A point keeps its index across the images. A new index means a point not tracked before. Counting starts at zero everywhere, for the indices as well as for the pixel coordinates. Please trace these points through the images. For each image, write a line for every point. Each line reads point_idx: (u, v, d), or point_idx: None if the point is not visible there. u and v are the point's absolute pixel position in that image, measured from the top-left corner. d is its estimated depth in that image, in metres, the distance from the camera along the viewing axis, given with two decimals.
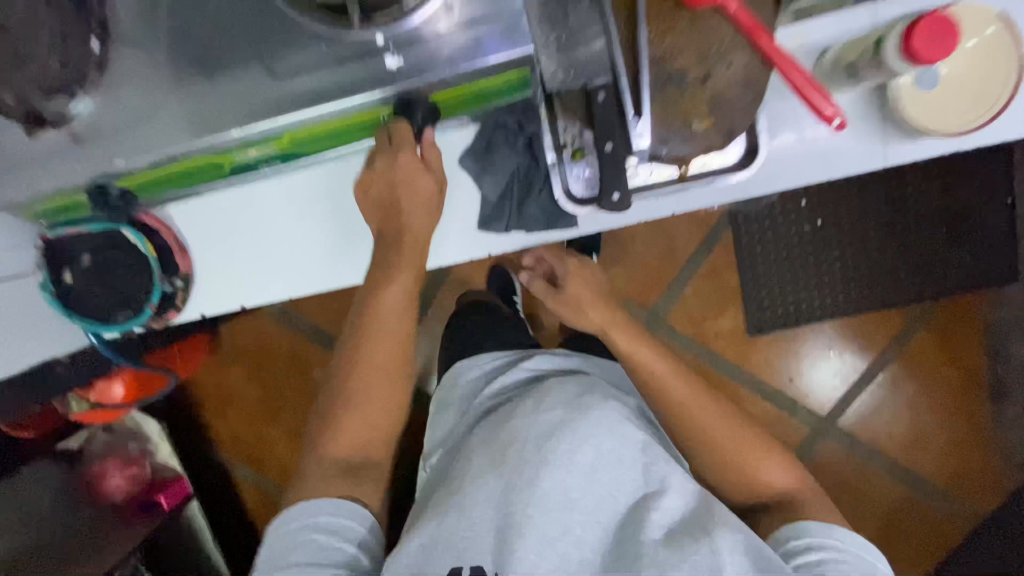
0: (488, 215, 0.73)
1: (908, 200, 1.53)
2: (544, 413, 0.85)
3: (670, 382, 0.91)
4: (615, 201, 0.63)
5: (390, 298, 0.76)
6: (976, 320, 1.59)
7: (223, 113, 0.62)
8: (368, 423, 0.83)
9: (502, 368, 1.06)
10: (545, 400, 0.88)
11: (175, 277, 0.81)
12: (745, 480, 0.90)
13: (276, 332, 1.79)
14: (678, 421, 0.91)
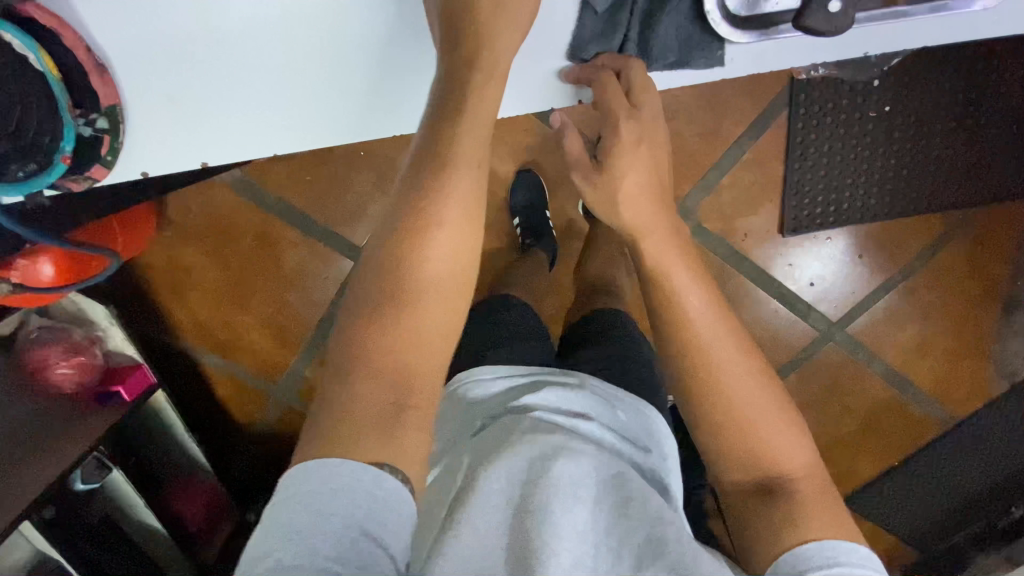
0: (607, 28, 0.74)
1: (988, 91, 1.35)
2: (543, 437, 0.65)
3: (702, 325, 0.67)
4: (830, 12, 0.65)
5: (460, 194, 0.63)
6: (1013, 230, 1.49)
7: None
8: (422, 340, 0.60)
9: (507, 384, 0.79)
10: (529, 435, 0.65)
11: (93, 113, 0.69)
12: (775, 468, 0.65)
13: (241, 205, 1.51)
14: (708, 389, 0.66)
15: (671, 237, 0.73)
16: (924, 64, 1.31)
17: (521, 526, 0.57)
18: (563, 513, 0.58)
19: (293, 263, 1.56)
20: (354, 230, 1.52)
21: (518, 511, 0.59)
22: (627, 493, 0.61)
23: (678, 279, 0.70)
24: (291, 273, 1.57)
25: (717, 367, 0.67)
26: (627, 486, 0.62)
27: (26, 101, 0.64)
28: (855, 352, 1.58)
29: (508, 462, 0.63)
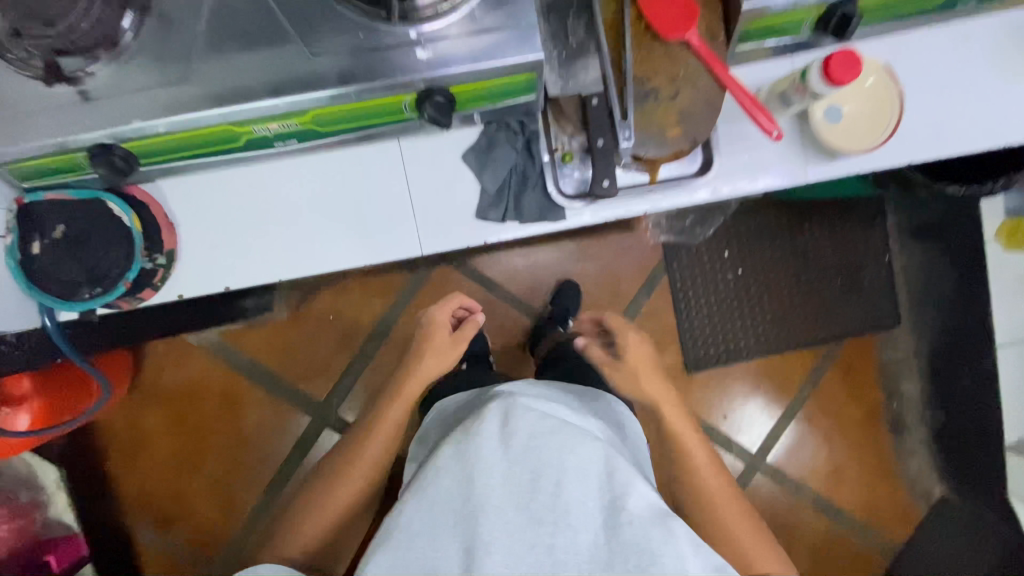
0: (488, 204, 0.81)
1: (810, 254, 1.73)
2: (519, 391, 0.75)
3: (664, 402, 0.89)
4: (604, 187, 0.76)
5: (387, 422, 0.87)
6: (873, 358, 1.74)
7: (249, 85, 0.65)
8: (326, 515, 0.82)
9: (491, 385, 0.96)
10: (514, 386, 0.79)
11: (157, 253, 0.77)
12: (708, 496, 0.79)
13: (213, 367, 1.64)
14: (672, 438, 0.85)
15: (656, 377, 0.92)
16: (755, 239, 1.72)
17: (493, 517, 0.57)
18: (530, 499, 0.57)
19: (254, 422, 1.65)
20: (314, 385, 1.65)
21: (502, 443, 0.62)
22: (588, 466, 0.59)
23: (690, 443, 0.84)
24: (250, 432, 1.65)
25: (718, 513, 0.78)
26: (589, 467, 0.59)
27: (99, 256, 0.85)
28: (779, 482, 1.72)
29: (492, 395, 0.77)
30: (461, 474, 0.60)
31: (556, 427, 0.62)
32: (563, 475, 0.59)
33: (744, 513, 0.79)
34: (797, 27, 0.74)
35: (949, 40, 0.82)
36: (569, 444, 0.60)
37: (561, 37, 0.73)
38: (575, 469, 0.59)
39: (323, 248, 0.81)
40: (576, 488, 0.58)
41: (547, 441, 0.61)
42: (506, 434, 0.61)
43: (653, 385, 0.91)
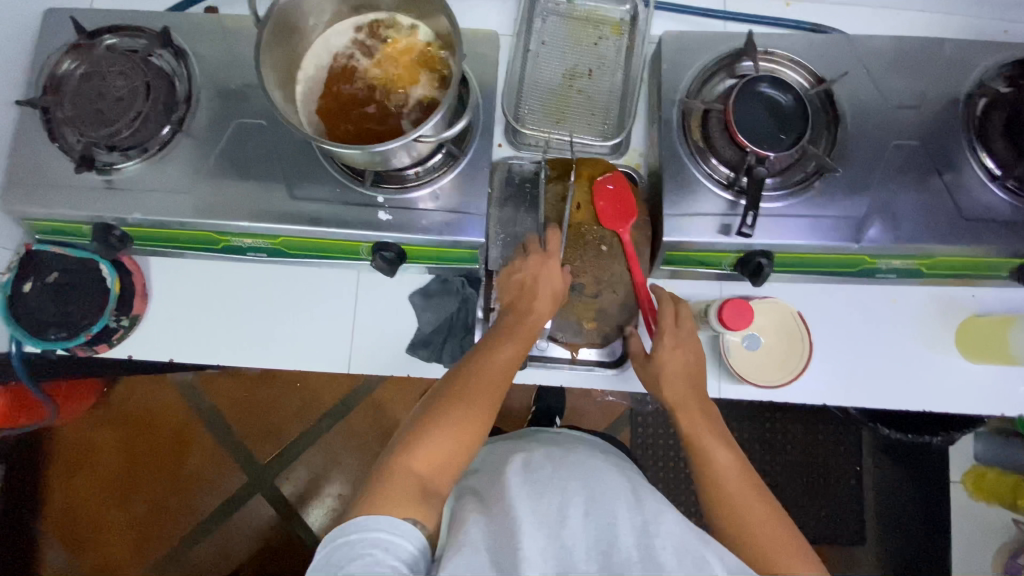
0: (419, 342, 0.89)
1: (778, 447, 1.55)
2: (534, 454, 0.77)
3: (724, 469, 0.66)
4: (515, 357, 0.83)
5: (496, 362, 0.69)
6: None
7: (236, 208, 0.78)
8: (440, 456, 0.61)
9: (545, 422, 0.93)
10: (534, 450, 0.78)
11: (124, 316, 0.87)
12: None
13: (178, 406, 1.70)
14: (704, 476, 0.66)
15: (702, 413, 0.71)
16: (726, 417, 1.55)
17: (526, 532, 0.59)
18: (555, 519, 0.61)
19: (195, 469, 1.67)
20: (261, 446, 1.68)
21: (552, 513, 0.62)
22: (615, 516, 0.62)
23: (709, 444, 0.68)
24: (187, 478, 1.67)
25: (735, 503, 0.64)
26: (620, 510, 0.63)
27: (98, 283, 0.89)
28: None
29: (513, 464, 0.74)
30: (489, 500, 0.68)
31: (580, 477, 0.68)
32: (586, 507, 0.63)
33: (785, 532, 0.62)
34: (719, 262, 0.82)
35: (875, 299, 0.87)
36: (589, 488, 0.66)
37: (510, 221, 0.85)
38: (596, 506, 0.63)
39: (264, 348, 0.89)
40: (596, 518, 0.62)
41: (584, 492, 0.65)
42: (539, 479, 0.69)
43: (682, 389, 0.73)
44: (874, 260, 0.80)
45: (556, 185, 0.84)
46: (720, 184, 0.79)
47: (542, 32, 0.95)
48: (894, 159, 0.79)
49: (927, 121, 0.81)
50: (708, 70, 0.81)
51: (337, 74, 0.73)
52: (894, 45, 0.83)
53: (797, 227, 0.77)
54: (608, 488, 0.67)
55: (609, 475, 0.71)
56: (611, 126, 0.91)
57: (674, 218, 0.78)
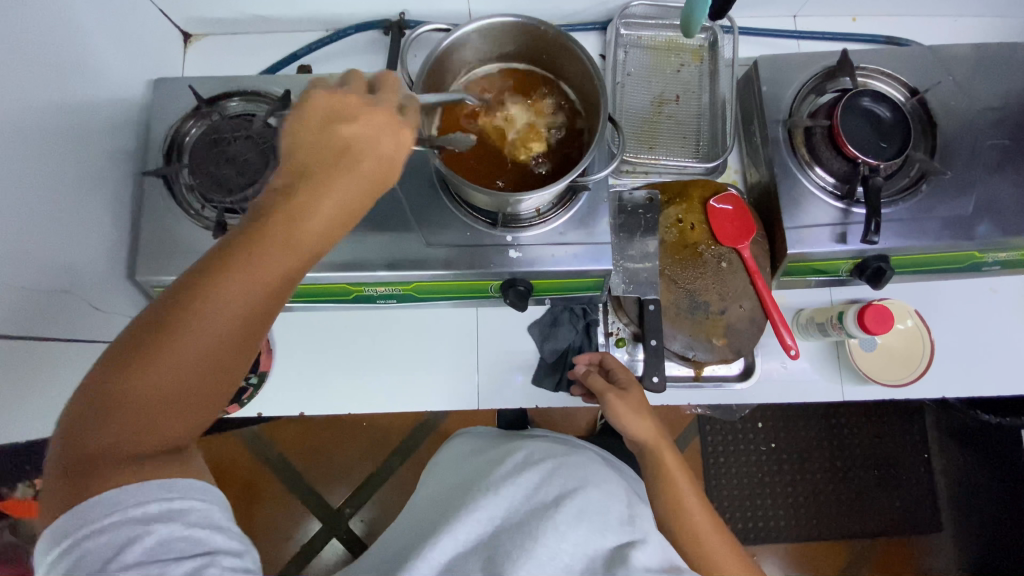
0: (543, 372, 0.90)
1: (844, 439, 1.53)
2: (518, 453, 0.76)
3: (674, 471, 0.72)
4: (654, 382, 0.81)
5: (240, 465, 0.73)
6: (918, 567, 1.49)
7: (369, 258, 0.79)
8: None
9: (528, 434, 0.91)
10: (529, 450, 0.76)
11: (252, 373, 0.87)
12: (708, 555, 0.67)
13: (245, 455, 1.60)
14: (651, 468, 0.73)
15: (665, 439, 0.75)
16: (796, 413, 1.54)
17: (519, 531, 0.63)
18: (549, 526, 0.63)
19: (267, 519, 1.59)
20: (330, 489, 1.60)
21: (544, 512, 0.65)
22: (605, 526, 0.65)
23: (683, 482, 0.71)
24: (259, 527, 1.58)
25: (698, 533, 0.68)
26: (610, 523, 0.65)
27: None
28: None
29: (505, 465, 0.73)
30: (482, 493, 0.70)
31: (577, 483, 0.69)
32: (579, 509, 0.65)
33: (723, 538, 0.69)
34: (836, 269, 0.86)
35: (976, 291, 0.90)
36: (584, 495, 0.67)
37: (626, 245, 0.86)
38: (591, 510, 0.66)
39: (388, 391, 0.90)
40: (588, 526, 0.64)
41: (581, 499, 0.66)
42: (532, 477, 0.71)
43: (649, 425, 0.75)
44: (982, 254, 0.84)
45: (445, 189, 0.81)
46: (832, 194, 0.82)
47: (628, 62, 0.98)
48: (992, 158, 0.83)
49: (1017, 118, 0.85)
50: (806, 89, 0.85)
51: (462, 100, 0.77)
52: (975, 50, 0.87)
53: (908, 230, 0.81)
54: (601, 495, 0.68)
55: (607, 483, 0.72)
56: (704, 148, 0.95)
57: (793, 231, 0.82)
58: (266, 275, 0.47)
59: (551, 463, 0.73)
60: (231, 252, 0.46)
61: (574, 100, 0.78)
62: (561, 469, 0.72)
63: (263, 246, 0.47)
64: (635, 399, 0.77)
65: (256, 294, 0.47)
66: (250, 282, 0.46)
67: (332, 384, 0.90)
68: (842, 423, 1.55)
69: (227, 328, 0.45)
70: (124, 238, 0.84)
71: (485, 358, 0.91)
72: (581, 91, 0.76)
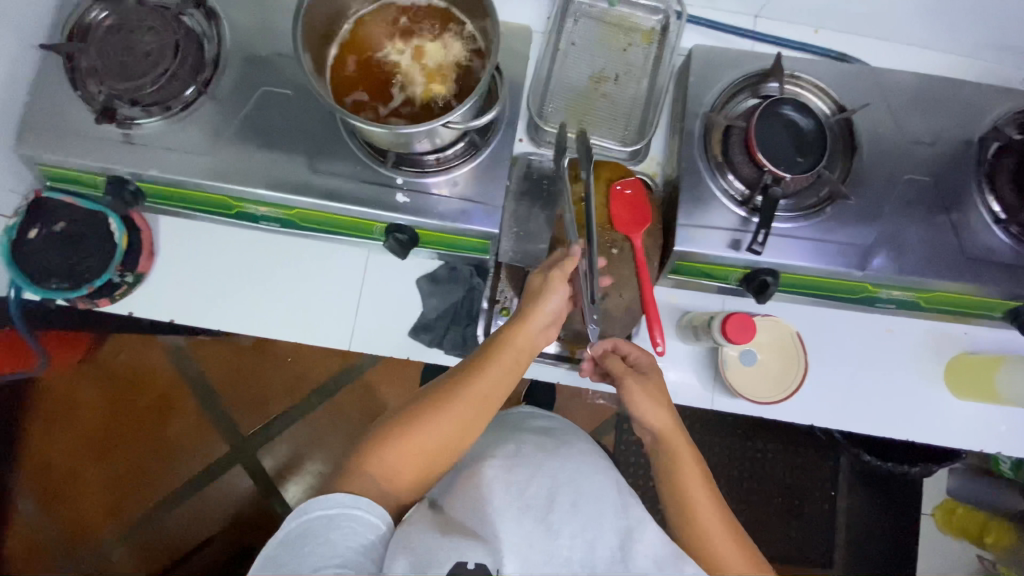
0: (422, 326, 0.89)
1: (754, 463, 1.51)
2: (503, 446, 0.70)
3: (689, 478, 0.66)
4: None
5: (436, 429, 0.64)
6: None
7: (253, 175, 0.78)
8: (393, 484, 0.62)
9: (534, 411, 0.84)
10: (519, 444, 0.70)
11: (128, 271, 0.87)
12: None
13: (165, 367, 1.50)
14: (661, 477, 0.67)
15: (681, 435, 0.69)
16: (710, 427, 1.52)
17: (505, 526, 0.58)
18: (542, 522, 0.59)
19: (177, 436, 1.48)
20: (243, 417, 1.50)
21: (541, 512, 0.60)
22: (600, 516, 0.61)
23: (690, 473, 0.66)
24: (171, 443, 1.48)
25: (699, 526, 0.64)
26: (606, 514, 0.62)
27: (99, 239, 0.86)
28: None
29: (494, 459, 0.68)
30: (476, 492, 0.63)
31: (568, 472, 0.65)
32: (575, 500, 0.62)
33: (748, 553, 0.64)
34: (726, 276, 0.84)
35: (871, 327, 0.89)
36: (577, 487, 0.64)
37: (524, 214, 0.85)
38: (584, 501, 0.62)
39: (266, 315, 0.89)
40: (584, 517, 0.60)
41: (575, 492, 0.63)
42: (522, 473, 0.65)
43: (664, 414, 0.70)
44: (875, 288, 0.82)
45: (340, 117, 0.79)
46: (734, 199, 0.80)
47: (574, 32, 0.95)
48: (905, 194, 0.81)
49: (939, 158, 0.83)
50: (732, 88, 0.82)
51: (366, 27, 0.74)
52: (917, 82, 0.84)
53: (805, 249, 0.79)
54: (593, 485, 0.65)
55: (599, 474, 0.68)
56: (631, 133, 0.92)
57: (687, 229, 0.80)
58: (505, 359, 0.68)
59: (542, 454, 0.68)
60: (468, 381, 0.66)
61: (481, 42, 0.73)
62: (555, 462, 0.67)
63: (506, 350, 0.69)
64: (654, 386, 0.72)
65: (506, 370, 0.68)
66: (505, 364, 0.68)
67: (211, 298, 0.89)
68: (754, 447, 1.52)
69: (459, 430, 0.65)
70: (16, 110, 0.82)
71: (369, 302, 0.90)
72: (486, 39, 0.73)
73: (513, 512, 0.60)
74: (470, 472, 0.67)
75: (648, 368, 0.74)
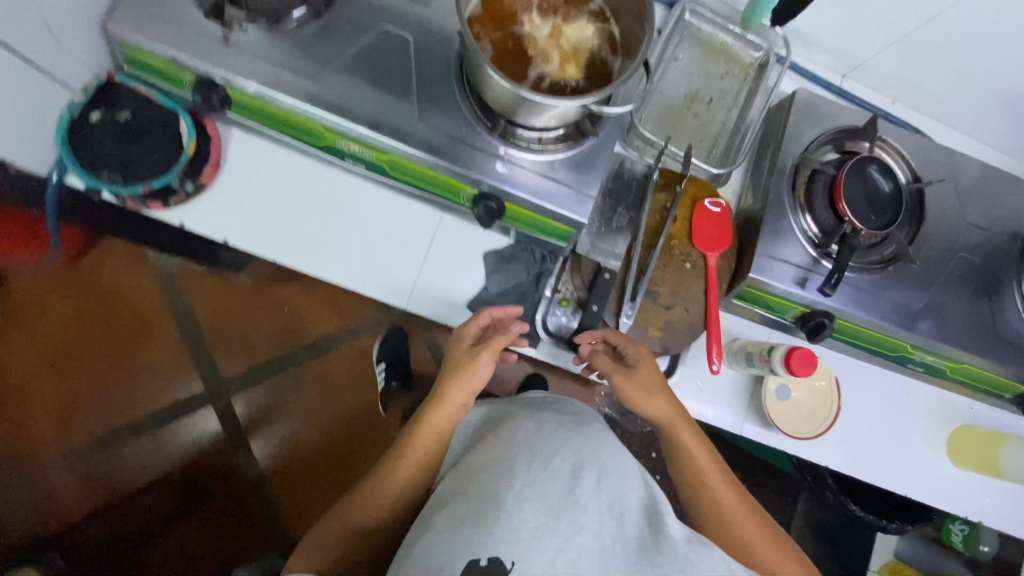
0: (480, 300, 0.88)
1: None
2: (523, 420, 0.67)
3: (710, 469, 0.68)
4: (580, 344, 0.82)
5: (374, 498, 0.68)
6: None
7: (357, 111, 0.75)
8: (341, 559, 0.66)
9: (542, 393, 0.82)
10: (534, 419, 0.68)
11: (190, 180, 0.82)
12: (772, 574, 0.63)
13: (150, 287, 1.27)
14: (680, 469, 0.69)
15: (695, 432, 0.71)
16: None
17: (526, 502, 0.55)
18: (568, 496, 0.57)
19: (147, 365, 1.26)
20: (224, 355, 1.29)
21: (564, 486, 0.57)
22: (624, 493, 0.60)
23: (705, 461, 0.69)
24: (137, 370, 1.25)
25: (723, 512, 0.66)
26: (629, 491, 0.61)
27: (166, 140, 0.81)
28: None
29: (504, 435, 0.65)
30: (495, 471, 0.60)
31: (590, 446, 0.63)
32: (599, 477, 0.60)
33: (777, 544, 0.65)
34: (783, 311, 0.88)
35: (892, 386, 0.94)
36: (602, 461, 0.62)
37: (608, 210, 0.86)
38: (607, 483, 0.60)
39: (323, 256, 0.87)
40: (608, 492, 0.59)
41: (598, 465, 0.61)
42: (543, 451, 0.61)
43: (665, 406, 0.71)
44: (913, 350, 0.88)
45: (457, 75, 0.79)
46: (810, 241, 0.84)
47: (680, 48, 0.97)
48: (956, 271, 0.87)
49: (990, 245, 0.89)
50: (825, 138, 0.86)
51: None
52: (982, 172, 0.91)
53: (864, 301, 0.83)
54: (614, 464, 0.62)
55: (622, 452, 0.66)
56: (714, 156, 0.95)
57: (761, 258, 0.83)
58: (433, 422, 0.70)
59: (559, 429, 0.65)
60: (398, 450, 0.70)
61: (617, 33, 0.74)
62: (572, 438, 0.64)
63: (437, 414, 0.70)
64: (646, 377, 0.73)
65: (431, 442, 0.70)
66: (435, 426, 0.70)
67: (270, 226, 0.86)
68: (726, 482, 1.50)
69: (405, 485, 0.68)
70: None
71: (432, 266, 0.89)
72: (625, 33, 0.73)
73: (535, 483, 0.57)
74: (480, 451, 0.64)
75: (630, 361, 0.75)
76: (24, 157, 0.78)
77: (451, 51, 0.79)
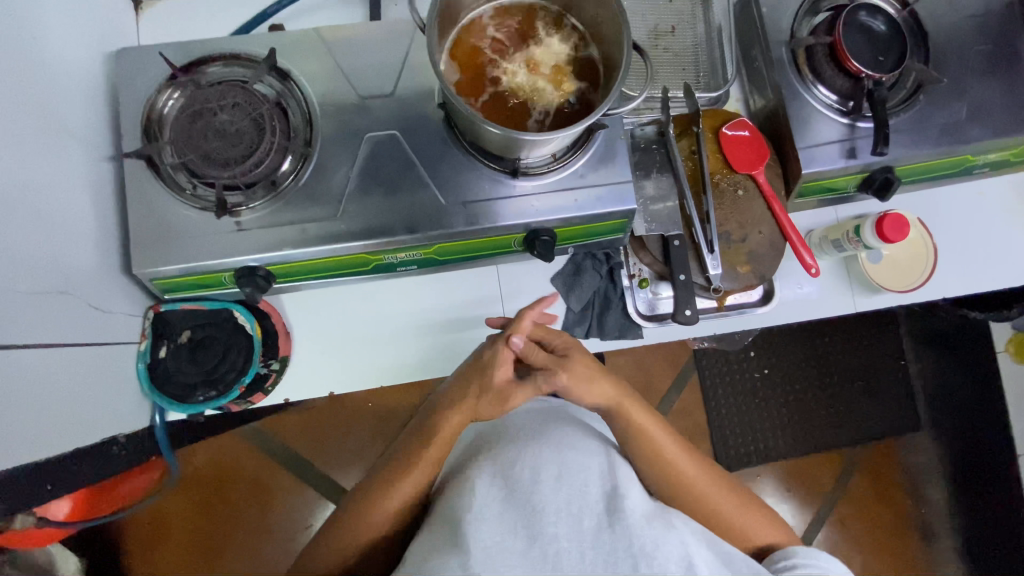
0: (572, 323, 0.89)
1: (832, 358, 1.53)
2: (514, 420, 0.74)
3: (662, 438, 0.73)
4: (687, 316, 0.83)
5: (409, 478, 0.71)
6: (897, 467, 1.52)
7: (391, 224, 0.76)
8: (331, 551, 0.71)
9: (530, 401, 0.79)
10: (506, 433, 0.70)
11: (274, 358, 0.85)
12: (737, 523, 0.73)
13: (248, 456, 1.39)
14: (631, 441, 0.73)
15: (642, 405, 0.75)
16: (785, 335, 1.53)
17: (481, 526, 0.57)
18: (532, 501, 0.58)
19: (281, 518, 1.38)
20: (332, 468, 1.39)
21: (541, 496, 0.58)
22: (588, 483, 0.61)
23: (667, 445, 0.73)
24: (278, 526, 1.38)
25: (687, 483, 0.72)
26: (593, 478, 0.62)
27: (233, 338, 0.82)
28: None
29: (485, 466, 0.65)
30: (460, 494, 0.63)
31: (553, 449, 0.64)
32: (560, 474, 0.61)
33: (734, 494, 0.74)
34: (844, 186, 0.88)
35: (964, 195, 0.94)
36: (565, 459, 0.63)
37: (645, 182, 0.85)
38: (568, 478, 0.61)
39: (414, 358, 0.89)
40: (570, 486, 0.60)
41: (557, 466, 0.62)
42: (506, 463, 0.64)
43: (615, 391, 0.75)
44: (974, 157, 0.88)
45: (456, 141, 0.78)
46: (838, 112, 0.84)
47: None
48: (980, 63, 0.86)
49: (999, 21, 0.87)
50: (805, 10, 0.85)
51: (467, 42, 0.72)
52: None
53: (911, 140, 0.84)
54: (580, 456, 0.64)
55: (562, 443, 0.66)
56: (704, 78, 0.94)
57: (805, 151, 0.83)
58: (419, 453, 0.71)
59: (528, 435, 0.68)
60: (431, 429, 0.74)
61: (582, 31, 0.74)
62: (545, 444, 0.65)
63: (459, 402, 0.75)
64: (585, 362, 0.75)
65: (462, 416, 0.74)
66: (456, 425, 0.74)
67: (356, 358, 0.88)
68: (826, 343, 1.54)
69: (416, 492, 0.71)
70: (114, 228, 0.76)
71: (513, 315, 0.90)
72: (588, 24, 0.73)
73: (500, 506, 0.59)
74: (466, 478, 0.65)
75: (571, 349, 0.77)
76: (128, 422, 0.79)
77: (437, 122, 0.79)
